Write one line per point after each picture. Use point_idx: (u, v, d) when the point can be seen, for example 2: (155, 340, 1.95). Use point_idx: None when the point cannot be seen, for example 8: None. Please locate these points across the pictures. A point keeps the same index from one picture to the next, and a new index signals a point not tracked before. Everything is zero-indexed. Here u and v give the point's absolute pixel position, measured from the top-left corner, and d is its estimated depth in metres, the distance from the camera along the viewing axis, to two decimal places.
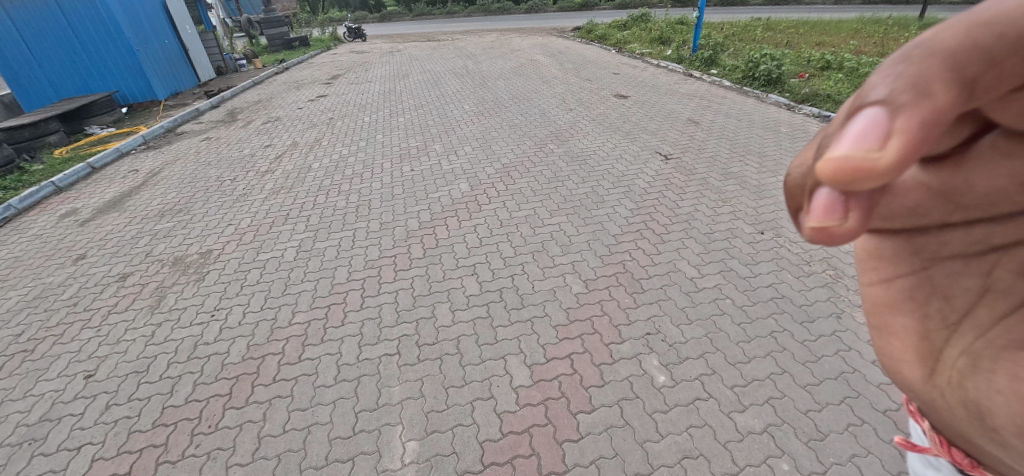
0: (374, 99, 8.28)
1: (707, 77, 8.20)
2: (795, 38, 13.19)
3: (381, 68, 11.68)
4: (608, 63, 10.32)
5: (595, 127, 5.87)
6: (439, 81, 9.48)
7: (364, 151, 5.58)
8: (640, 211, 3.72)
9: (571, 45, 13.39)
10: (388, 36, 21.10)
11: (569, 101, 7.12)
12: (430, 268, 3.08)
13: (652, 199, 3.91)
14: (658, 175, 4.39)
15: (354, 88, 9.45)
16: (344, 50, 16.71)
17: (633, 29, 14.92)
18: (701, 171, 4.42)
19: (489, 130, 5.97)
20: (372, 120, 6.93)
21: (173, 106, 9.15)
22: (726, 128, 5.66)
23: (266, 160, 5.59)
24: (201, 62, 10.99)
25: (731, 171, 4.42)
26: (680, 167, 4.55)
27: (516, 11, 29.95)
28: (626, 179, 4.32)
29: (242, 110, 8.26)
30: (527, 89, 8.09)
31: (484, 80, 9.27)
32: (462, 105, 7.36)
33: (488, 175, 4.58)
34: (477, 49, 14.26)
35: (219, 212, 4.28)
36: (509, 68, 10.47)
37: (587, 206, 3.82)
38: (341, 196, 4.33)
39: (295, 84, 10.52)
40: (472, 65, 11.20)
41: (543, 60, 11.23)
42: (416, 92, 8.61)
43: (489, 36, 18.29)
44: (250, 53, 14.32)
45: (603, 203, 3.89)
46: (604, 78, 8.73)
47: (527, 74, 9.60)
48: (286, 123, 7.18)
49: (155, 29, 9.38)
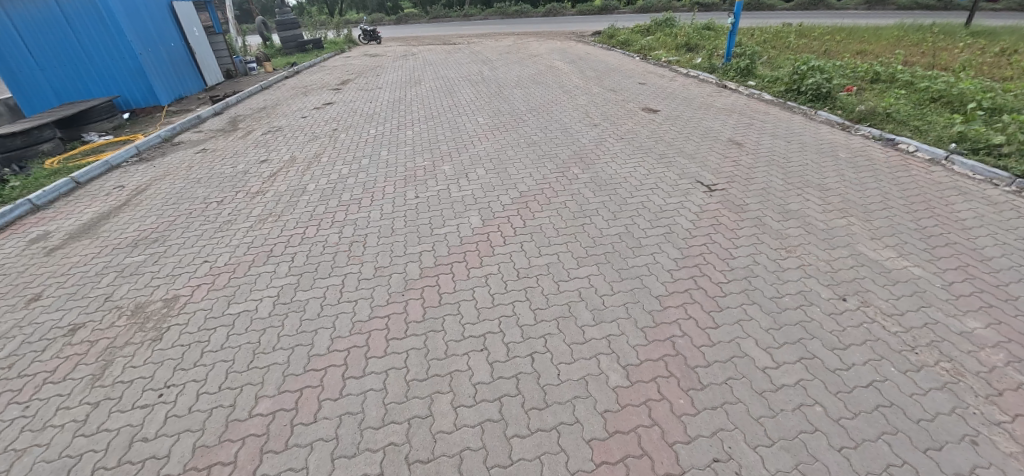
0: (382, 108, 7.76)
1: (744, 89, 7.47)
2: (833, 46, 12.36)
3: (393, 74, 11.21)
4: (633, 71, 9.64)
5: (623, 148, 5.24)
6: (452, 89, 8.93)
7: (365, 171, 5.04)
8: (687, 262, 3.09)
9: (592, 51, 12.72)
10: (404, 39, 20.75)
11: (593, 115, 6.49)
12: (430, 337, 2.49)
13: (698, 246, 3.26)
14: (702, 212, 3.73)
15: (363, 95, 8.97)
16: (358, 53, 16.35)
17: (657, 34, 14.20)
18: (753, 207, 3.76)
19: (504, 148, 5.38)
20: (378, 133, 6.39)
21: (177, 112, 8.78)
22: (774, 151, 4.97)
23: (259, 178, 5.09)
24: (207, 65, 10.63)
25: (789, 207, 3.75)
26: (727, 201, 3.87)
27: (534, 14, 29.41)
28: (666, 216, 3.69)
29: (245, 118, 7.83)
30: (546, 100, 7.48)
31: (500, 89, 8.69)
32: (475, 117, 6.79)
33: (503, 206, 3.97)
34: (493, 54, 13.70)
35: (197, 245, 3.77)
36: (526, 75, 9.86)
37: (621, 254, 3.19)
38: (333, 230, 3.76)
39: (304, 89, 10.10)
40: (487, 71, 10.64)
41: (563, 67, 10.60)
42: (428, 101, 8.06)
43: (506, 40, 17.75)
44: (263, 57, 14.01)
45: (641, 248, 3.26)
46: (630, 89, 8.05)
47: (546, 82, 8.98)
48: (288, 134, 6.70)
49: (158, 32, 9.04)
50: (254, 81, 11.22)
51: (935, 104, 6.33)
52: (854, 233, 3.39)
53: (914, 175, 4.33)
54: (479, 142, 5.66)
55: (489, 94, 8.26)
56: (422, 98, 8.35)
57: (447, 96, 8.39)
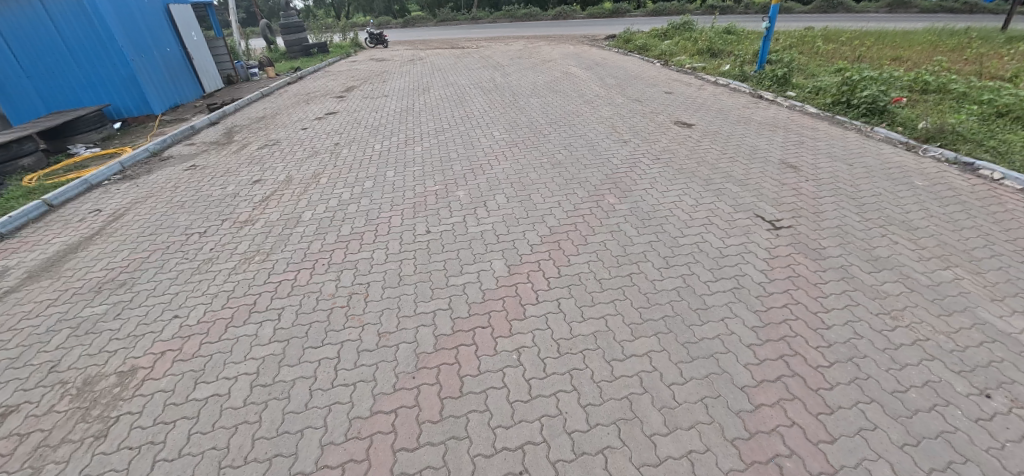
0: (388, 118, 7.19)
1: (784, 100, 6.83)
2: (864, 51, 11.67)
3: (399, 80, 10.66)
4: (656, 78, 9.00)
5: (660, 170, 4.62)
6: (463, 98, 8.34)
7: (369, 194, 4.45)
8: (763, 340, 2.57)
9: (609, 57, 12.08)
10: (411, 42, 20.26)
11: (621, 130, 5.87)
12: (451, 451, 1.96)
13: (778, 308, 2.88)
14: (769, 268, 3.21)
15: (368, 104, 8.42)
16: (364, 57, 15.84)
17: (676, 38, 13.53)
18: (829, 261, 3.22)
19: (526, 170, 4.77)
20: (384, 148, 5.80)
21: (171, 121, 8.25)
22: (836, 176, 4.34)
23: (249, 203, 4.52)
24: (206, 71, 10.12)
25: (871, 262, 3.21)
26: (799, 243, 3.44)
27: (543, 17, 28.84)
28: (727, 272, 3.16)
29: (242, 130, 7.29)
30: (567, 112, 6.86)
31: (515, 98, 8.08)
32: (490, 131, 6.19)
33: (531, 246, 3.39)
34: (504, 59, 13.11)
35: (170, 292, 3.20)
36: (542, 82, 9.25)
37: (684, 320, 2.76)
38: (331, 274, 3.18)
39: (306, 96, 9.56)
40: (499, 78, 10.04)
41: (579, 73, 9.99)
42: (437, 111, 7.47)
43: (516, 44, 17.18)
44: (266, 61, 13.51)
45: (706, 318, 2.73)
46: (657, 99, 7.41)
47: (563, 90, 8.36)
48: (286, 148, 6.15)
49: (154, 37, 8.55)
50: (255, 87, 10.70)
51: (1004, 120, 5.67)
52: (968, 292, 2.92)
53: (1012, 210, 3.68)
54: (496, 161, 5.07)
55: (504, 104, 7.65)
56: (431, 107, 7.77)
57: (458, 105, 7.79)
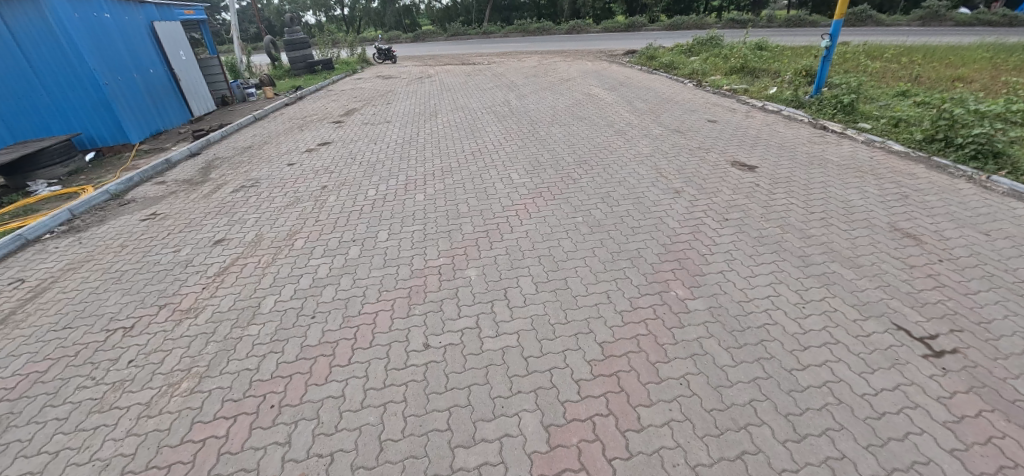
0: (388, 152, 6.19)
1: (856, 133, 5.75)
2: (917, 69, 10.56)
3: (404, 102, 9.76)
4: (693, 103, 7.91)
5: (736, 236, 3.50)
6: (473, 126, 7.34)
7: (354, 268, 3.40)
8: None
9: (633, 76, 11.06)
10: (420, 58, 19.56)
11: (668, 173, 4.79)
12: None
13: None
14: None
15: (367, 132, 7.45)
16: (371, 75, 15.08)
17: (704, 55, 12.49)
18: None
19: (556, 231, 3.69)
20: (379, 193, 4.78)
21: (150, 151, 7.38)
22: (980, 256, 3.21)
23: (201, 278, 3.52)
24: (197, 93, 9.33)
25: None
26: None
27: (556, 31, 28.11)
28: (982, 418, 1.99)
29: (223, 164, 6.37)
30: (598, 146, 5.80)
31: (534, 126, 7.05)
32: (508, 170, 5.13)
33: (589, 365, 2.33)
34: (518, 77, 12.18)
35: (46, 450, 2.17)
36: (563, 106, 8.23)
37: None
38: (280, 428, 2.12)
39: (302, 121, 8.69)
40: (514, 101, 9.05)
41: (604, 95, 8.97)
42: (443, 143, 6.46)
43: (529, 60, 16.30)
44: (266, 80, 12.74)
45: None
46: (702, 130, 6.33)
47: (590, 117, 7.32)
48: (264, 191, 5.17)
49: (133, 57, 7.73)
50: (249, 110, 9.86)
51: None
52: None
53: None
54: (517, 216, 3.99)
55: (522, 135, 6.62)
56: (437, 138, 6.78)
57: (467, 135, 6.79)
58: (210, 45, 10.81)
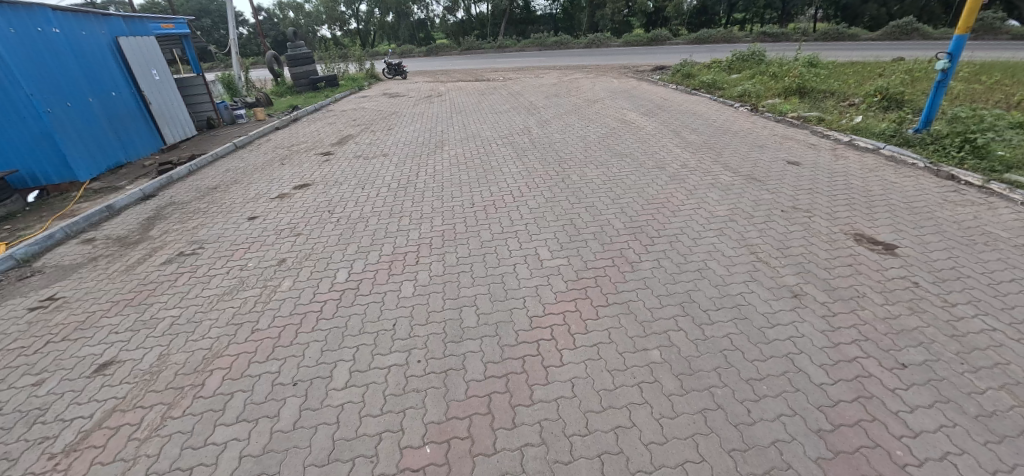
0: (377, 203, 4.81)
1: (1007, 188, 4.20)
2: (1011, 91, 8.94)
3: (406, 128, 8.43)
4: (757, 135, 6.42)
5: (939, 414, 2.00)
6: (486, 164, 5.93)
7: (280, 459, 1.99)
8: None
9: (671, 97, 9.59)
10: (432, 74, 18.52)
11: (767, 256, 3.30)
12: None
13: None
14: None
15: (356, 170, 6.11)
16: (377, 92, 13.96)
17: (750, 74, 10.97)
18: None
19: (621, 383, 2.22)
20: (352, 278, 3.38)
21: (101, 190, 6.17)
22: None
23: (41, 458, 2.16)
24: (172, 118, 8.19)
25: None
26: None
27: (574, 45, 26.92)
28: None
29: (174, 215, 5.10)
30: (652, 201, 4.34)
31: (563, 165, 5.60)
32: (534, 240, 3.70)
33: None
34: (536, 98, 10.79)
35: None
36: (595, 136, 6.80)
37: None
38: None
39: (288, 151, 7.45)
40: (535, 128, 7.66)
41: (642, 122, 7.53)
42: (447, 189, 5.04)
43: (548, 77, 14.97)
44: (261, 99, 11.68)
45: None
46: (784, 176, 4.85)
47: (632, 154, 5.86)
48: (202, 265, 3.84)
49: (88, 80, 6.56)
50: (233, 136, 8.69)
51: None
52: None
53: None
54: (553, 339, 2.54)
55: (548, 178, 5.18)
56: (439, 181, 5.37)
57: (478, 177, 5.38)
58: (194, 62, 9.73)
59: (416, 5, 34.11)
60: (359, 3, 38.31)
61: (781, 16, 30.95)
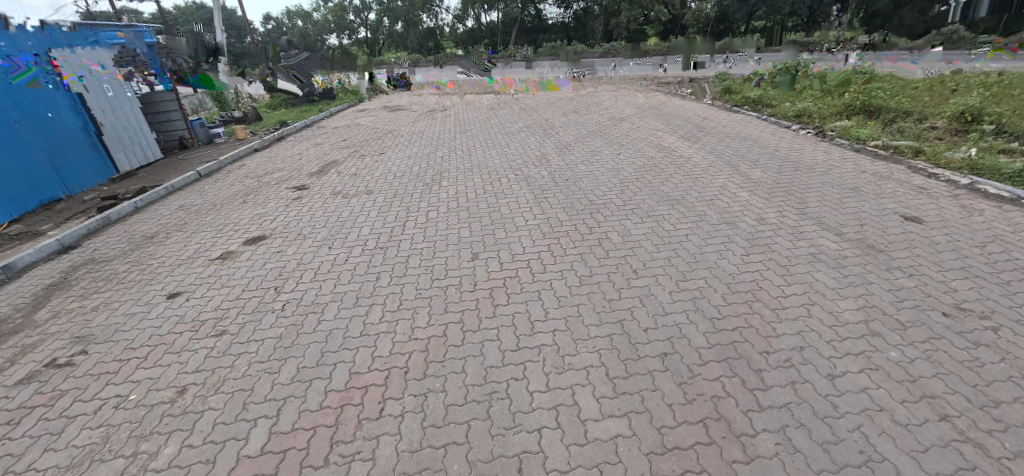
0: (343, 275, 3.52)
1: None
2: None
3: (401, 153, 7.16)
4: (839, 173, 5.04)
5: None
6: (495, 209, 4.60)
7: None
8: None
9: (710, 116, 8.21)
10: (439, 85, 17.42)
11: (972, 424, 1.92)
12: None
13: None
14: None
15: (327, 216, 4.82)
16: (378, 106, 12.84)
17: (797, 89, 9.56)
18: None
19: None
20: (272, 445, 2.06)
21: (18, 232, 4.96)
22: None
23: None
24: (127, 141, 7.04)
25: None
26: None
27: (588, 55, 25.74)
28: None
29: (83, 282, 3.86)
30: (735, 287, 2.98)
31: (595, 215, 4.26)
32: (568, 368, 2.36)
33: None
34: (552, 115, 9.47)
35: None
36: (631, 170, 5.46)
37: None
38: None
39: (260, 182, 6.27)
40: (554, 155, 6.33)
41: (685, 150, 6.16)
42: (440, 253, 3.74)
43: (562, 90, 13.67)
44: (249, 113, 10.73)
45: None
46: (911, 244, 3.48)
47: (684, 197, 4.49)
48: (67, 392, 2.55)
49: (14, 98, 5.37)
50: (205, 160, 7.57)
51: None
52: None
53: None
54: None
55: (577, 236, 3.84)
56: (433, 237, 4.06)
57: (483, 233, 4.05)
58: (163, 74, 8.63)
59: (425, 13, 33.32)
60: (368, 11, 37.67)
61: (805, 23, 29.36)
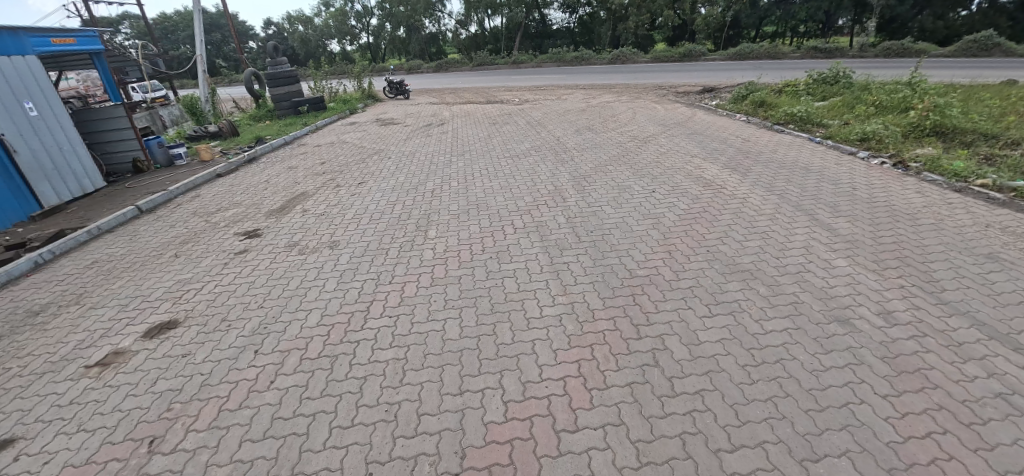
0: (258, 411, 2.26)
1: None
2: None
3: (383, 183, 5.91)
4: (956, 228, 3.76)
5: None
6: (496, 276, 3.32)
7: None
8: None
9: (751, 138, 6.96)
10: (438, 93, 16.26)
11: None
12: None
13: None
14: None
15: (268, 282, 3.56)
16: (370, 119, 11.69)
17: (845, 104, 8.34)
18: None
19: None
20: None
21: None
22: None
23: None
24: (59, 168, 5.89)
25: None
26: None
27: (596, 62, 24.60)
28: None
29: None
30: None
31: (637, 294, 2.99)
32: None
33: None
34: (563, 133, 8.21)
35: None
36: (673, 216, 4.22)
37: None
38: None
39: (214, 222, 5.11)
40: (571, 190, 5.09)
41: (736, 185, 4.90)
42: (411, 366, 2.46)
43: (572, 101, 12.43)
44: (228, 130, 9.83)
45: None
46: None
47: (758, 268, 3.23)
48: None
49: None
50: (163, 187, 6.44)
51: None
52: None
53: None
54: None
55: (617, 338, 2.56)
56: (402, 329, 2.78)
57: (478, 324, 2.77)
58: (107, 81, 7.55)
59: (427, 19, 32.20)
60: (369, 17, 36.80)
61: (823, 28, 28.01)
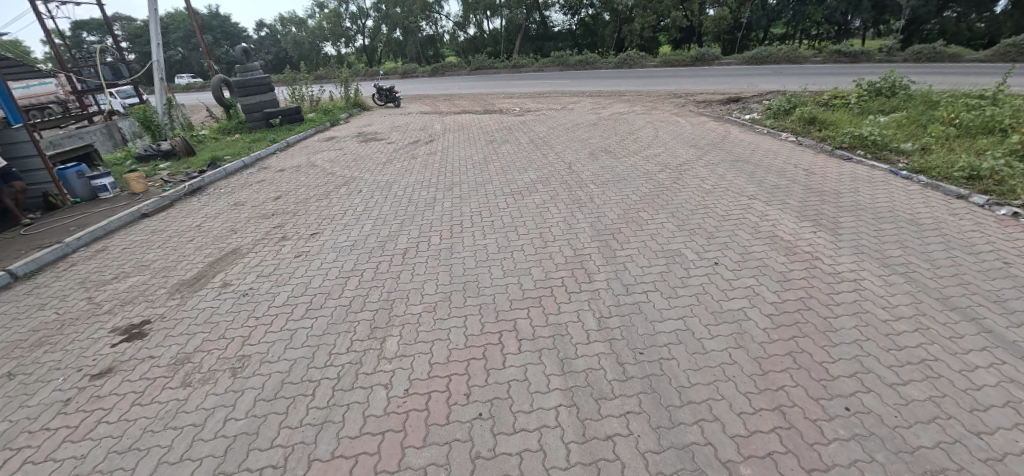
0: None
1: None
2: None
3: (344, 236, 4.46)
4: None
5: None
6: (488, 471, 1.88)
7: None
8: None
9: (813, 169, 5.53)
10: (432, 101, 14.82)
11: None
12: None
13: None
14: None
15: (106, 462, 2.12)
16: (351, 133, 10.25)
17: (914, 121, 6.90)
18: None
19: None
20: None
21: None
22: None
23: None
24: None
25: None
26: None
27: (602, 66, 23.20)
28: None
29: None
30: None
31: None
32: None
33: None
34: (575, 157, 6.76)
35: None
36: (761, 317, 2.76)
37: None
38: None
39: (100, 301, 3.67)
40: (596, 256, 3.64)
41: (831, 253, 3.46)
42: None
43: (580, 112, 10.98)
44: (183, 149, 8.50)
45: None
46: None
47: (959, 468, 1.78)
48: None
49: None
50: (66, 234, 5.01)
51: None
52: None
53: None
54: None
55: None
56: None
57: None
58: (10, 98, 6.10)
59: (424, 21, 30.81)
60: (364, 19, 35.49)
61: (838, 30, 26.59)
